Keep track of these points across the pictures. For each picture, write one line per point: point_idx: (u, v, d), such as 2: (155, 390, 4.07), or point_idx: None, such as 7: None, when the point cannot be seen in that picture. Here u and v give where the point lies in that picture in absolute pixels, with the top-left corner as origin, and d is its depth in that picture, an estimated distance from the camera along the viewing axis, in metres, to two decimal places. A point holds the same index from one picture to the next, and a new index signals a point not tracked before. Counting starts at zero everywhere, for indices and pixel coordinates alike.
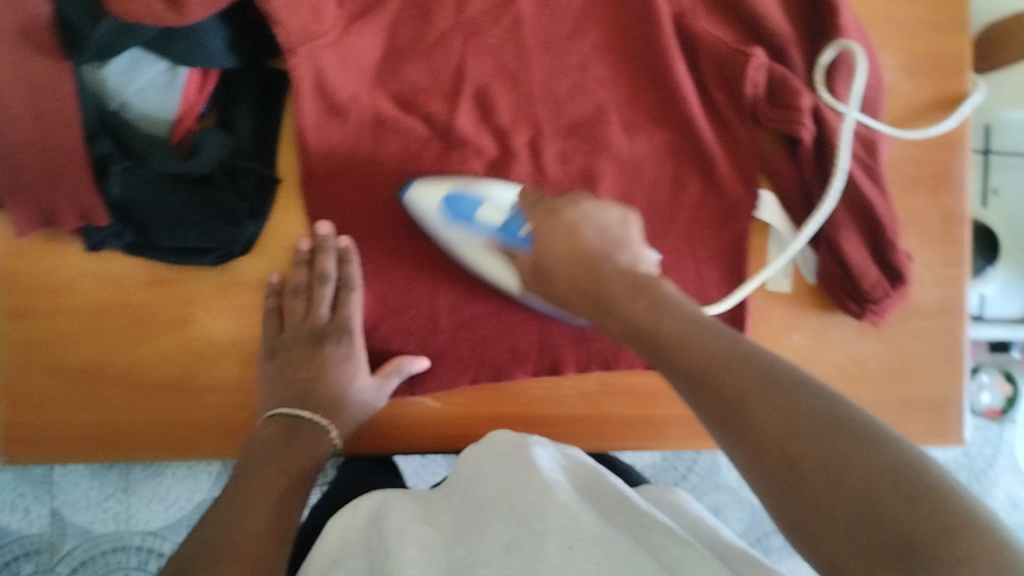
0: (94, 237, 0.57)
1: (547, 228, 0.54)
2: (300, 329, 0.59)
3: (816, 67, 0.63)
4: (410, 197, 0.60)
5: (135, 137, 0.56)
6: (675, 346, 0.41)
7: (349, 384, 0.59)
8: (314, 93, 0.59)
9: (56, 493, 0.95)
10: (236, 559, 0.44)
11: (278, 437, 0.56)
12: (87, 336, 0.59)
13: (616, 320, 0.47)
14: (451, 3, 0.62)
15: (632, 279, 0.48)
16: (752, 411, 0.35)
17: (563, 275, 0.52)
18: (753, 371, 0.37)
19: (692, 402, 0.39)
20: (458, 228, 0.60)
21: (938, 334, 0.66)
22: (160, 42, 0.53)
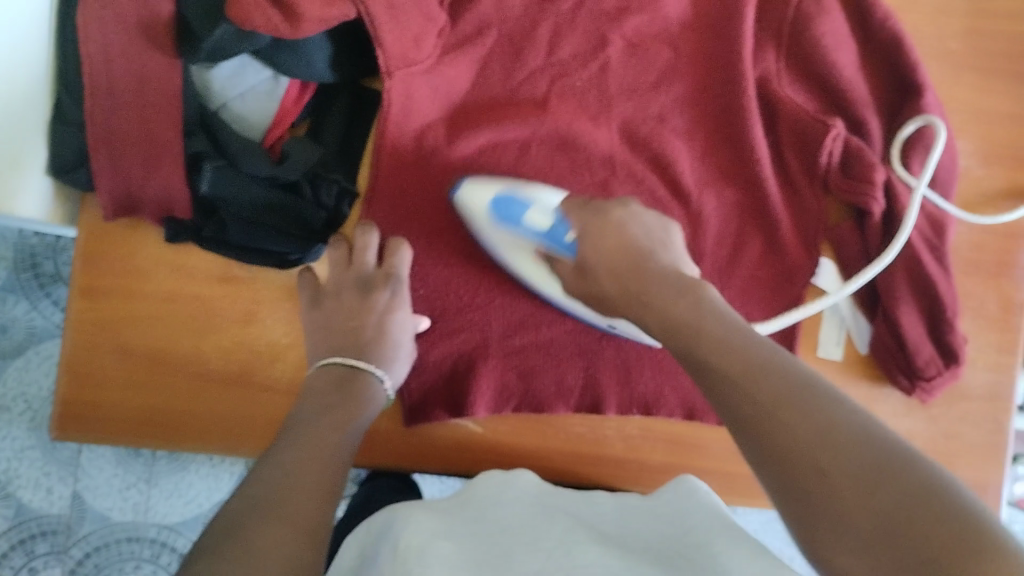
0: (174, 228, 0.59)
1: (596, 225, 0.55)
2: (346, 278, 0.60)
3: (896, 139, 0.63)
4: (460, 196, 0.61)
5: (230, 139, 0.58)
6: (710, 347, 0.42)
7: (395, 331, 0.59)
8: (401, 115, 0.61)
9: (81, 476, 0.96)
10: (287, 512, 0.41)
11: (331, 384, 0.55)
12: (155, 322, 0.61)
13: (655, 315, 0.46)
14: (543, 44, 0.64)
15: (678, 282, 0.47)
16: (786, 419, 0.37)
17: (610, 274, 0.52)
18: (788, 378, 0.38)
19: (723, 408, 0.40)
20: (504, 228, 0.60)
21: (985, 420, 0.66)
22: (269, 53, 0.56)
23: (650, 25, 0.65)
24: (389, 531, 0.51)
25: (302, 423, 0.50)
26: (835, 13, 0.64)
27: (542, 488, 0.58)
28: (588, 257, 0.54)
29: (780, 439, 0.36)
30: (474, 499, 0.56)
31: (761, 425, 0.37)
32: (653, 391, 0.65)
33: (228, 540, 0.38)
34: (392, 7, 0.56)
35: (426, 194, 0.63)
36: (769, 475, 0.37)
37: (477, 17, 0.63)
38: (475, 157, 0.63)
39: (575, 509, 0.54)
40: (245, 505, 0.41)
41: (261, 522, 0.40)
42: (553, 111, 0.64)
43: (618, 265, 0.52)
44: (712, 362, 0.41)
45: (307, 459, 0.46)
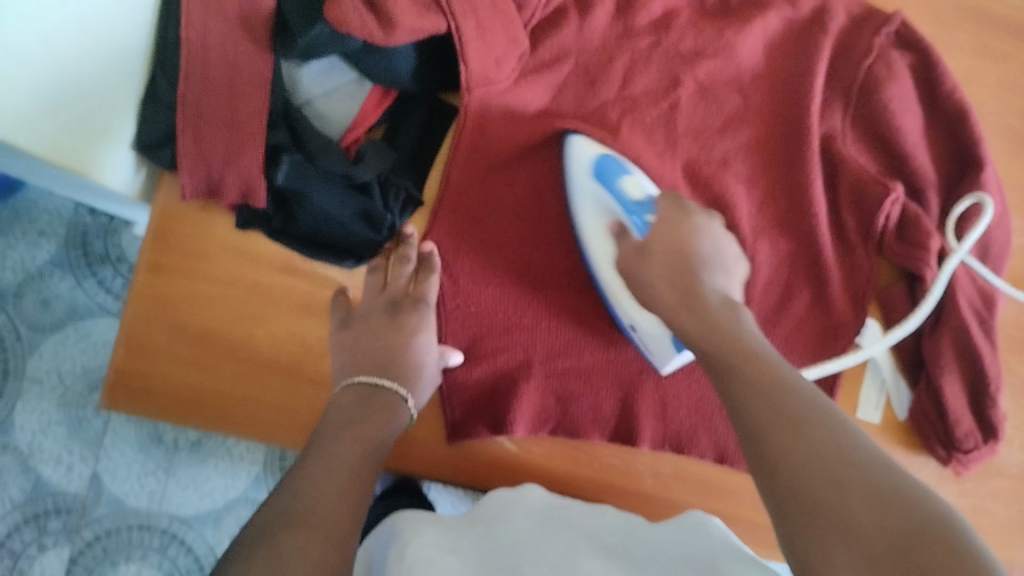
0: (245, 214, 0.61)
1: (674, 216, 0.57)
2: (377, 302, 0.62)
3: (947, 218, 0.64)
4: (571, 142, 0.62)
5: (311, 136, 0.59)
6: (742, 360, 0.45)
7: (422, 353, 0.61)
8: (472, 132, 0.63)
9: (102, 458, 0.97)
10: (312, 524, 0.42)
11: (356, 402, 0.57)
12: (213, 304, 0.62)
13: (694, 316, 0.50)
14: (619, 77, 0.65)
15: (723, 298, 0.52)
16: (810, 434, 0.38)
17: (665, 265, 0.54)
18: (814, 405, 0.40)
19: (738, 418, 0.42)
20: (596, 186, 0.60)
21: (1018, 499, 0.66)
22: (359, 56, 0.58)
23: (723, 71, 0.67)
24: (400, 538, 0.52)
25: (326, 439, 0.51)
26: (905, 79, 0.66)
27: (550, 503, 0.58)
28: (654, 239, 0.56)
29: (788, 450, 0.38)
30: (485, 514, 0.57)
31: (771, 434, 0.39)
32: (686, 429, 0.65)
33: (258, 547, 0.39)
34: (481, 27, 0.58)
35: (487, 213, 0.64)
36: (774, 480, 0.38)
37: (557, 45, 0.64)
38: (539, 180, 0.65)
39: (583, 527, 0.54)
40: (275, 514, 0.42)
41: (287, 531, 0.41)
42: (623, 139, 0.64)
43: (671, 259, 0.55)
44: (738, 369, 0.44)
45: (330, 473, 0.47)
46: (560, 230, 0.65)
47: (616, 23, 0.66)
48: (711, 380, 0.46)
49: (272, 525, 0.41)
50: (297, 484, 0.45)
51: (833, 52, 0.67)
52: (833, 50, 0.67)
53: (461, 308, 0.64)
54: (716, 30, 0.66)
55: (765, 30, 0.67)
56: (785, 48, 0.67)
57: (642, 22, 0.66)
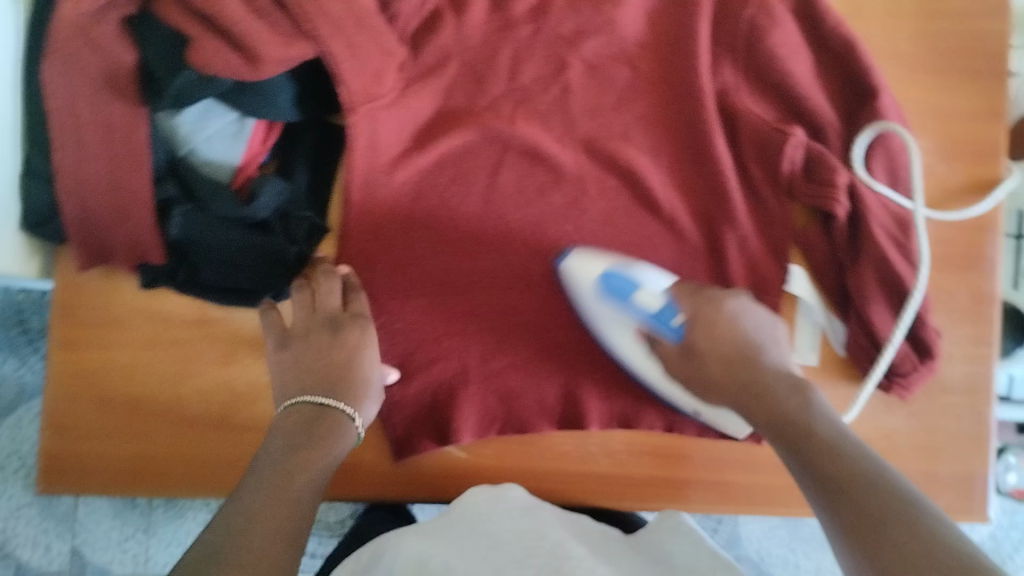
0: (150, 275, 0.60)
1: (707, 312, 0.58)
2: (313, 321, 0.59)
3: (851, 159, 0.64)
4: (567, 267, 0.62)
5: (200, 182, 0.58)
6: (823, 455, 0.46)
7: (367, 368, 0.58)
8: (366, 150, 0.62)
9: (78, 531, 0.95)
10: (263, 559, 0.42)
11: (302, 426, 0.53)
12: (134, 371, 0.62)
13: (764, 410, 0.52)
14: (505, 72, 0.65)
15: (790, 379, 0.53)
16: (894, 531, 0.40)
17: (719, 363, 0.56)
18: (898, 499, 0.42)
19: (830, 516, 0.43)
20: (609, 305, 0.60)
21: (965, 412, 0.67)
22: (234, 95, 0.56)
23: (609, 46, 0.66)
24: (382, 556, 0.52)
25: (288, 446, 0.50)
26: (788, 23, 0.66)
27: (527, 503, 0.58)
28: (697, 343, 0.57)
29: (886, 548, 0.40)
30: (466, 516, 0.57)
31: (859, 537, 0.41)
32: (631, 404, 0.66)
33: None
34: (352, 44, 0.56)
35: (400, 224, 0.64)
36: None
37: (438, 48, 0.64)
38: (446, 184, 0.65)
39: (556, 527, 0.54)
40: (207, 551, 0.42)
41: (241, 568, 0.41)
42: (519, 131, 0.65)
43: (726, 354, 0.56)
44: (820, 465, 0.46)
45: (272, 500, 0.46)
46: (473, 232, 0.64)
47: (493, 17, 0.65)
48: (796, 475, 0.48)
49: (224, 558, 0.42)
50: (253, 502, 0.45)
51: (713, 9, 0.67)
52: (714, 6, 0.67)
53: (388, 325, 0.63)
54: (594, 6, 0.66)
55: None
56: (666, 12, 0.67)
57: (520, 10, 0.65)
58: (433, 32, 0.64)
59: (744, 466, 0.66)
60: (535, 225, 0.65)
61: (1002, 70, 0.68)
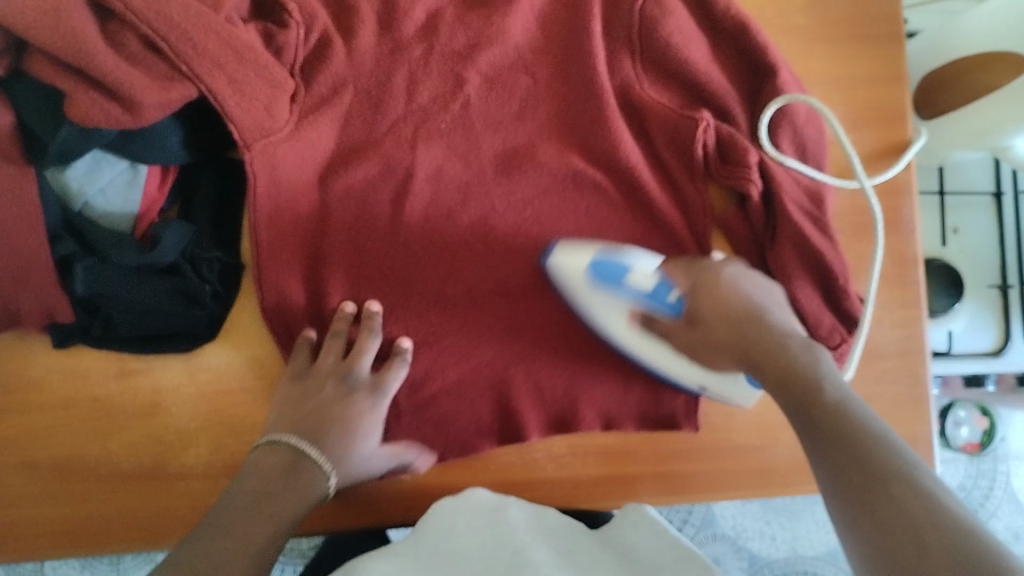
0: (60, 333, 0.59)
1: (705, 280, 0.59)
2: (331, 372, 0.60)
3: (760, 126, 0.63)
4: (552, 263, 0.62)
5: (97, 235, 0.57)
6: (814, 401, 0.47)
7: (353, 438, 0.59)
8: (268, 189, 0.60)
9: None
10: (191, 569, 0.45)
11: (279, 470, 0.55)
12: (58, 432, 0.60)
13: (764, 360, 0.53)
14: (402, 92, 0.64)
15: (795, 337, 0.54)
16: (877, 463, 0.41)
17: (727, 323, 0.56)
18: (881, 443, 0.43)
19: (818, 456, 0.45)
20: (604, 292, 0.61)
21: (900, 376, 0.68)
22: (119, 143, 0.55)
23: (504, 55, 0.66)
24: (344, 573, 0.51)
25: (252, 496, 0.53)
26: (680, 10, 0.66)
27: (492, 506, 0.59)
28: (701, 308, 0.58)
29: (881, 507, 0.39)
30: (428, 535, 0.56)
31: (856, 492, 0.41)
32: (566, 405, 0.65)
33: None
34: (233, 80, 0.55)
35: (315, 261, 0.63)
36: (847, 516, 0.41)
37: (329, 78, 0.63)
38: (357, 210, 0.63)
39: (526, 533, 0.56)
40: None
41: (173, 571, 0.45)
42: (420, 159, 0.64)
43: (728, 317, 0.56)
44: (824, 425, 0.46)
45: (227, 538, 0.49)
46: (382, 259, 0.63)
47: (384, 39, 0.64)
48: (793, 419, 0.49)
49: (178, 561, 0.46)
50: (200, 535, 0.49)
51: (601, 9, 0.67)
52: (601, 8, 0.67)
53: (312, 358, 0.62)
54: (484, 18, 0.65)
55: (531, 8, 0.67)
56: (557, 20, 0.67)
57: (409, 31, 0.65)
58: (323, 60, 0.62)
59: (693, 455, 0.67)
60: (452, 243, 0.64)
61: (898, 30, 0.69)
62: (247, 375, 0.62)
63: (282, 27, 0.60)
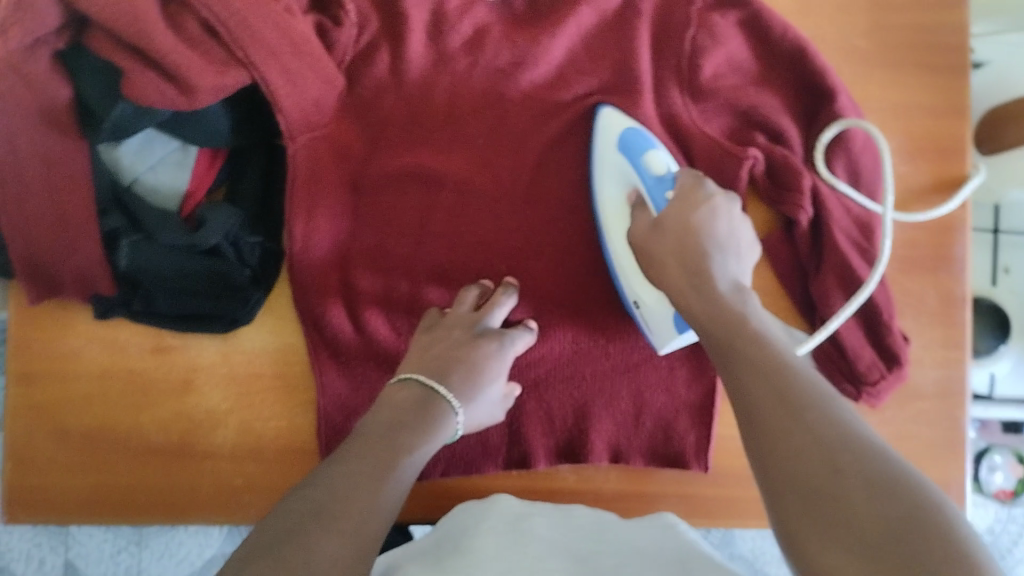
0: (101, 305, 0.59)
1: (689, 195, 0.52)
2: (463, 317, 0.60)
3: (816, 146, 0.63)
4: (602, 114, 0.64)
5: (144, 211, 0.57)
6: (728, 330, 0.43)
7: (479, 378, 0.58)
8: (307, 182, 0.61)
9: (71, 544, 0.94)
10: (342, 516, 0.42)
11: (414, 403, 0.55)
12: (92, 402, 0.61)
13: (698, 297, 0.47)
14: (441, 106, 0.64)
15: (732, 275, 0.48)
16: (783, 387, 0.38)
17: (673, 247, 0.50)
18: (793, 373, 0.39)
19: (727, 378, 0.41)
20: (623, 158, 0.60)
21: (937, 417, 0.66)
22: (173, 124, 0.56)
23: (550, 69, 0.66)
24: None
25: (370, 427, 0.51)
26: (732, 39, 0.65)
27: (519, 512, 0.59)
28: (668, 217, 0.51)
29: (796, 446, 0.35)
30: (453, 533, 0.57)
31: (771, 425, 0.37)
32: (575, 435, 0.65)
33: (291, 538, 0.40)
34: (287, 70, 0.56)
35: (341, 261, 0.63)
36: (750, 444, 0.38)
37: (373, 82, 0.63)
38: (388, 211, 0.63)
39: (547, 536, 0.55)
40: (307, 510, 0.42)
41: (318, 524, 0.41)
42: (453, 170, 0.64)
43: (677, 240, 0.50)
44: (743, 355, 0.41)
45: (360, 469, 0.47)
46: (408, 267, 0.63)
47: (430, 49, 0.65)
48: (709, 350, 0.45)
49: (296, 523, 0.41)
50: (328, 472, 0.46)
51: (654, 29, 0.66)
52: (654, 31, 0.66)
53: (334, 363, 0.62)
54: (530, 37, 0.65)
55: (580, 28, 0.66)
56: (606, 36, 0.67)
57: (455, 43, 0.65)
58: (369, 64, 0.63)
59: (719, 479, 0.66)
60: (486, 249, 0.64)
61: (963, 64, 0.67)
62: (275, 362, 0.62)
63: (337, 23, 0.61)
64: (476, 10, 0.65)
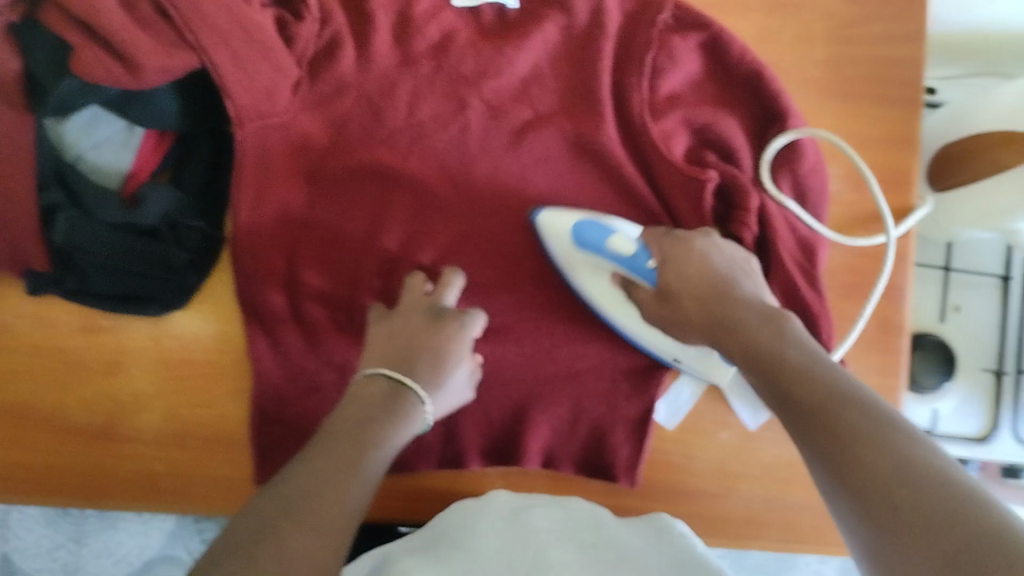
0: (35, 280, 0.58)
1: (677, 253, 0.57)
2: (420, 304, 0.59)
3: (762, 163, 0.64)
4: (541, 222, 0.62)
5: (87, 189, 0.57)
6: (782, 367, 0.46)
7: (447, 358, 0.57)
8: (257, 169, 0.61)
9: (9, 538, 0.90)
10: (318, 513, 0.42)
11: (374, 398, 0.52)
12: (20, 379, 0.60)
13: (738, 342, 0.50)
14: (404, 104, 0.64)
15: (761, 309, 0.51)
16: (846, 416, 0.40)
17: (693, 298, 0.55)
18: (853, 403, 0.41)
19: (789, 419, 0.44)
20: (586, 251, 0.60)
21: None
22: (120, 103, 0.56)
23: (515, 78, 0.65)
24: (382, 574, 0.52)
25: (342, 420, 0.50)
26: (690, 60, 0.66)
27: (514, 508, 0.59)
28: (671, 283, 0.56)
29: (858, 471, 0.37)
30: (448, 530, 0.57)
31: (837, 455, 0.39)
32: (510, 440, 0.65)
33: (262, 543, 0.39)
34: (239, 57, 0.56)
35: (291, 246, 0.62)
36: (822, 473, 0.40)
37: (335, 76, 0.63)
38: (339, 201, 0.63)
39: (552, 531, 0.54)
40: (274, 507, 0.42)
41: (290, 524, 0.41)
42: (410, 170, 0.64)
43: (699, 289, 0.55)
44: (794, 394, 0.44)
45: (336, 465, 0.46)
46: (357, 262, 0.63)
47: (395, 49, 0.64)
48: (766, 397, 0.47)
49: (273, 525, 0.41)
50: (311, 466, 0.45)
51: (619, 45, 0.66)
52: (618, 47, 0.66)
53: (273, 353, 0.61)
54: (496, 45, 0.65)
55: (546, 41, 0.66)
56: (572, 48, 0.66)
57: (421, 46, 0.64)
58: (333, 61, 0.62)
59: (651, 493, 0.66)
60: (436, 248, 0.64)
61: (916, 99, 0.68)
62: (210, 349, 0.62)
63: (298, 17, 0.61)
64: (444, 15, 0.65)
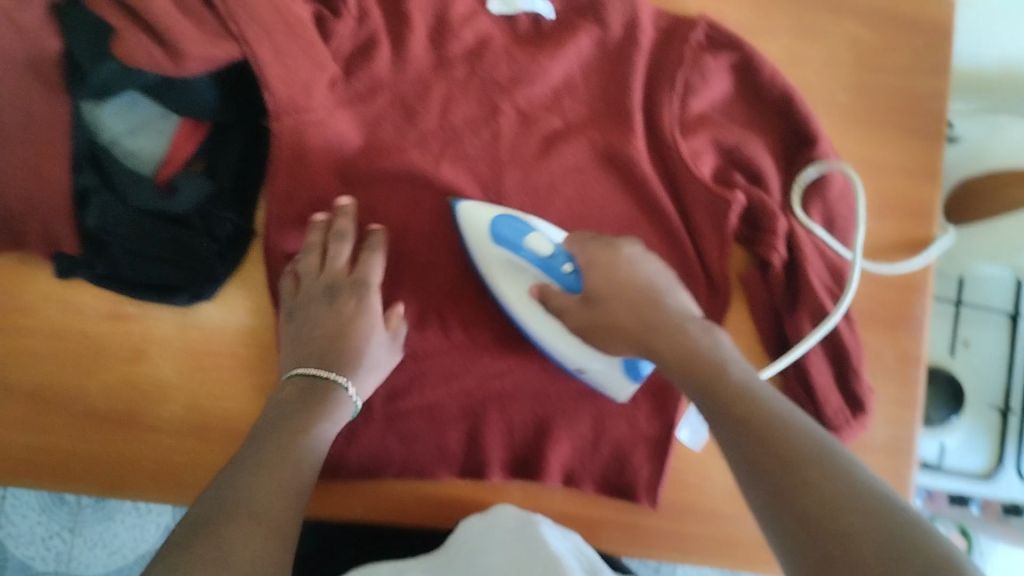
0: (64, 263, 0.58)
1: (605, 256, 0.56)
2: (316, 283, 0.59)
3: (796, 185, 0.65)
4: (461, 211, 0.61)
5: (119, 173, 0.58)
6: (719, 384, 0.45)
7: (361, 341, 0.58)
8: (291, 162, 0.61)
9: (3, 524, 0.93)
10: (248, 514, 0.43)
11: (293, 397, 0.54)
12: (44, 362, 0.60)
13: (670, 348, 0.49)
14: (437, 107, 0.64)
15: (690, 320, 0.51)
16: (783, 440, 0.39)
17: (623, 303, 0.53)
18: (793, 427, 0.40)
19: (721, 431, 0.43)
20: (503, 249, 0.60)
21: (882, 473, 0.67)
22: (158, 90, 0.57)
23: (548, 89, 0.66)
24: None
25: (269, 430, 0.50)
26: (722, 82, 0.67)
27: (522, 517, 0.57)
28: (596, 287, 0.55)
29: (801, 495, 0.36)
30: (461, 556, 0.55)
31: (773, 474, 0.38)
32: (533, 450, 0.65)
33: (199, 537, 0.40)
34: (278, 51, 0.57)
35: None
36: (755, 490, 0.39)
37: (370, 75, 0.63)
38: (371, 197, 0.64)
39: (561, 549, 0.52)
40: (208, 511, 0.42)
41: (229, 522, 0.41)
42: (443, 175, 0.64)
43: (626, 296, 0.53)
44: (731, 410, 0.43)
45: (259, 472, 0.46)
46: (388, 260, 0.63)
47: (431, 54, 0.65)
48: (698, 405, 0.46)
49: (210, 522, 0.41)
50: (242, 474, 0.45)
51: (650, 62, 0.67)
52: (650, 64, 0.67)
53: None
54: (530, 55, 0.65)
55: (579, 54, 0.66)
56: (604, 62, 0.67)
57: (456, 51, 0.65)
58: (369, 59, 0.63)
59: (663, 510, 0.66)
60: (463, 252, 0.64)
61: (939, 131, 0.69)
62: (234, 341, 0.62)
63: (336, 15, 0.62)
64: (480, 21, 0.65)
